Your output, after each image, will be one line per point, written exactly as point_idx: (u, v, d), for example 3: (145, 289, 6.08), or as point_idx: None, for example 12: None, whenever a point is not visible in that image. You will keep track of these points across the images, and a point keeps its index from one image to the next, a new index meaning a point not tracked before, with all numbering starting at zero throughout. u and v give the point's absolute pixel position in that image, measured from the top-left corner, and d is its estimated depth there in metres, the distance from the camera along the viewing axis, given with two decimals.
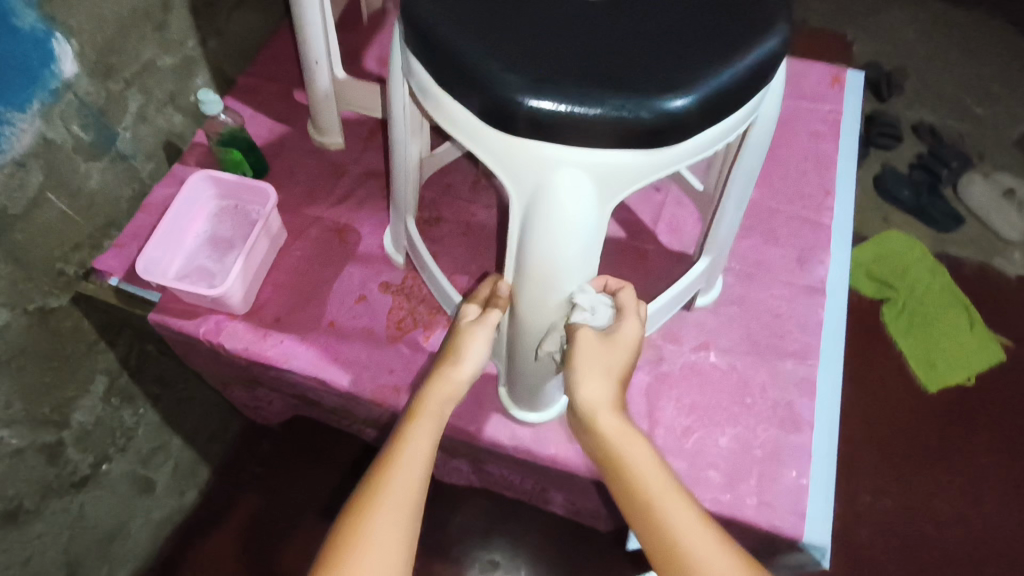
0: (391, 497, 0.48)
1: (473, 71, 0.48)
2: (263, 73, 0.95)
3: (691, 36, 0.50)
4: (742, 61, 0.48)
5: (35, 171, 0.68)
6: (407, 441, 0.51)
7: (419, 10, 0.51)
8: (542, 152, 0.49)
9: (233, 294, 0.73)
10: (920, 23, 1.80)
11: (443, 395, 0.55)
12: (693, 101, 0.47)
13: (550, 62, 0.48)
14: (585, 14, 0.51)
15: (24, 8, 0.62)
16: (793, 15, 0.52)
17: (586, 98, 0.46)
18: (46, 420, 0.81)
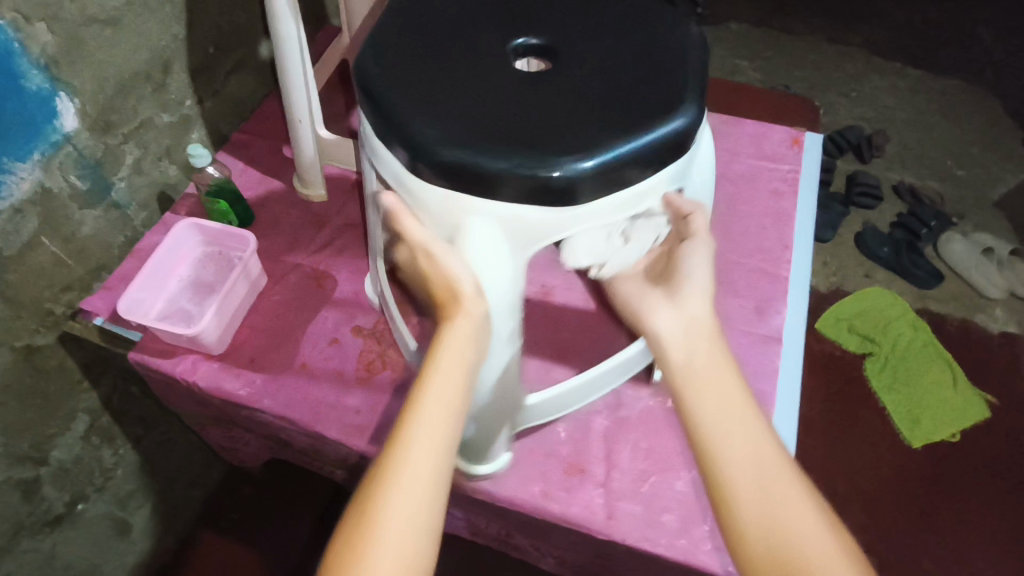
0: (400, 502, 0.44)
1: (397, 123, 0.57)
2: (257, 131, 1.02)
3: (603, 110, 0.58)
4: (643, 137, 0.56)
5: (32, 217, 0.73)
6: (432, 384, 0.49)
7: (373, 74, 0.60)
8: (458, 202, 0.57)
9: (210, 333, 0.76)
10: (900, 89, 1.88)
11: (459, 335, 0.52)
12: (588, 168, 0.54)
13: (467, 124, 0.56)
14: (517, 89, 0.59)
15: (32, 70, 0.68)
16: (704, 101, 0.60)
17: (495, 158, 0.54)
18: (24, 457, 0.83)
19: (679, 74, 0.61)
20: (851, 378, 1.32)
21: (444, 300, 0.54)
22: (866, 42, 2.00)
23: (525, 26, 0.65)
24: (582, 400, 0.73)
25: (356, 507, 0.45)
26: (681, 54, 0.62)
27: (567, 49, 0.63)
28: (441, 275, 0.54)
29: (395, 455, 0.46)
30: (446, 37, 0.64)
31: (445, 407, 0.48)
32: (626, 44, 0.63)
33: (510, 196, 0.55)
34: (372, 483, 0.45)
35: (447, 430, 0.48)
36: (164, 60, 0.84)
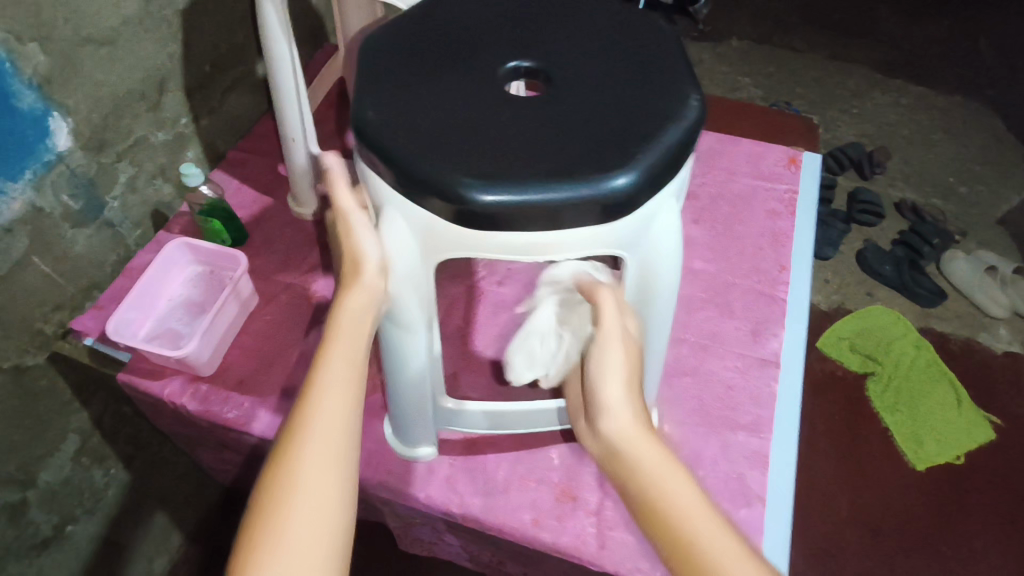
0: (309, 487, 0.41)
1: (356, 96, 0.53)
2: (253, 149, 1.02)
3: (554, 143, 0.49)
4: (574, 186, 0.47)
5: (22, 236, 0.73)
6: (323, 367, 0.46)
7: (366, 45, 0.56)
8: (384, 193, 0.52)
9: (198, 355, 0.75)
10: (901, 106, 1.87)
11: (353, 311, 0.49)
12: (491, 202, 0.47)
13: (405, 125, 0.50)
14: (481, 101, 0.52)
15: (24, 90, 0.68)
16: (673, 172, 0.50)
17: (402, 154, 0.48)
18: (12, 479, 0.82)
19: (657, 130, 0.50)
20: (853, 400, 1.30)
21: (343, 275, 0.51)
22: (867, 59, 1.99)
23: (525, 39, 0.57)
24: (524, 428, 0.71)
25: (261, 499, 0.42)
26: (672, 115, 0.51)
27: (569, 66, 0.55)
28: (347, 246, 0.51)
29: (296, 437, 0.43)
30: (446, 30, 0.58)
31: (347, 377, 0.46)
32: (631, 77, 0.54)
33: (420, 202, 0.49)
34: (276, 471, 0.42)
35: (349, 401, 0.45)
36: (159, 80, 0.84)
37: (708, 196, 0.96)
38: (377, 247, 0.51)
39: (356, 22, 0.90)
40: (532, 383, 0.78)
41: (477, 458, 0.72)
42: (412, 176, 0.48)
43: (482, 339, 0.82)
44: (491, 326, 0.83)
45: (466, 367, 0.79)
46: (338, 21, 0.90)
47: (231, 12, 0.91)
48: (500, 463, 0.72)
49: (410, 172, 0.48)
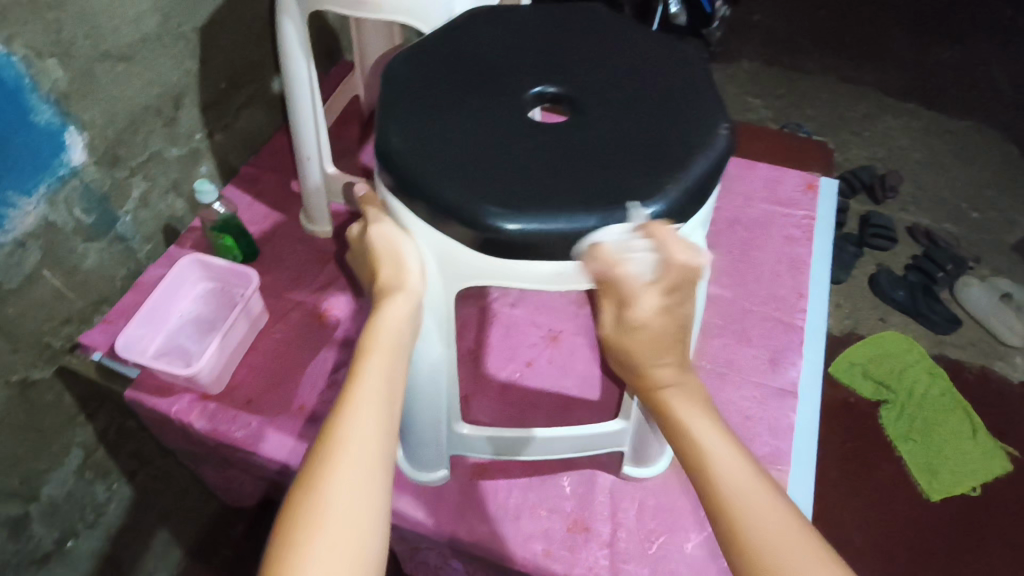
0: (344, 501, 0.40)
1: (380, 119, 0.52)
2: (266, 164, 1.02)
3: (585, 168, 0.48)
4: (598, 216, 0.46)
5: (34, 250, 0.73)
6: (362, 374, 0.46)
7: (390, 67, 0.56)
8: (405, 214, 0.52)
9: (207, 373, 0.74)
10: (914, 130, 1.87)
11: (393, 325, 0.49)
12: (518, 231, 0.46)
13: (430, 151, 0.49)
14: (506, 125, 0.51)
15: (41, 105, 0.68)
16: (702, 197, 0.49)
17: (432, 183, 0.48)
18: (14, 493, 0.81)
19: (684, 160, 0.49)
20: (867, 428, 1.27)
21: (381, 284, 0.51)
22: (880, 82, 1.99)
23: (549, 65, 0.56)
24: (542, 455, 0.69)
25: (290, 516, 0.39)
26: (700, 145, 0.50)
27: (594, 95, 0.54)
28: (385, 252, 0.52)
29: (332, 453, 0.41)
30: (471, 54, 0.57)
31: (382, 393, 0.45)
32: (658, 106, 0.53)
33: (443, 228, 0.49)
34: (309, 484, 0.40)
35: (385, 416, 0.44)
36: (176, 95, 0.84)
37: (723, 220, 0.95)
38: (415, 254, 0.52)
39: (373, 42, 0.90)
40: (543, 408, 0.77)
41: (488, 485, 0.71)
42: (440, 205, 0.47)
43: (492, 362, 0.80)
44: (502, 349, 0.81)
45: (478, 390, 0.78)
46: (355, 40, 0.90)
47: (248, 29, 0.92)
48: (511, 491, 0.70)
49: (437, 203, 0.48)
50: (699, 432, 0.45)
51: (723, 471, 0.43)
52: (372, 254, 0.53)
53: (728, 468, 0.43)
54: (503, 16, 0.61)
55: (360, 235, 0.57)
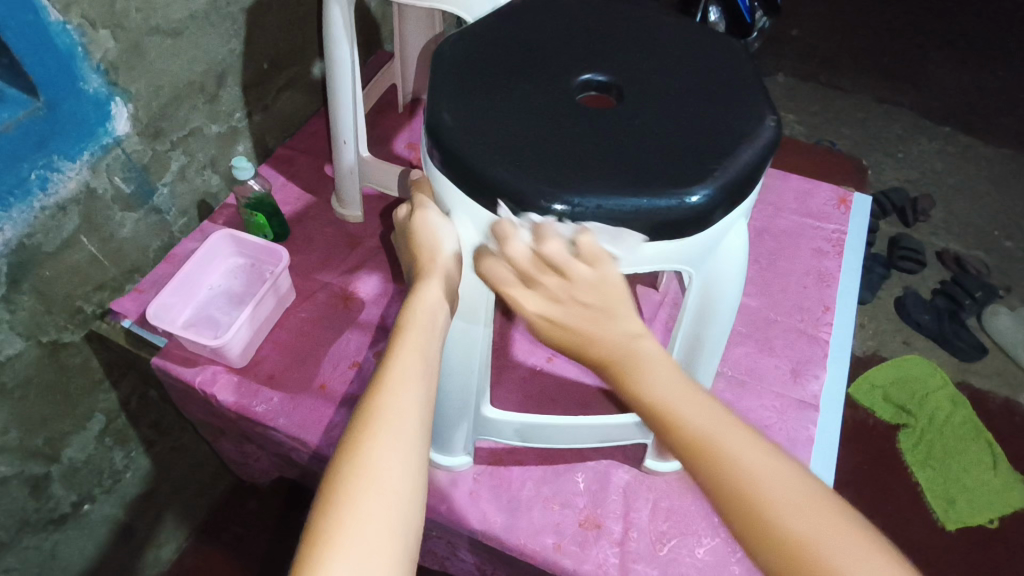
0: (382, 467, 0.42)
1: (431, 97, 0.52)
2: (300, 147, 1.03)
3: (632, 153, 0.48)
4: (650, 198, 0.46)
5: (74, 215, 0.74)
6: (397, 353, 0.47)
7: (442, 48, 0.56)
8: (453, 196, 0.52)
9: (233, 346, 0.76)
10: (948, 154, 1.83)
11: (431, 307, 0.50)
12: (567, 212, 0.46)
13: (482, 130, 0.49)
14: (553, 106, 0.51)
15: (91, 74, 0.70)
16: (747, 186, 0.49)
17: (482, 160, 0.48)
18: (38, 452, 0.83)
19: (733, 148, 0.49)
20: (883, 451, 1.25)
21: (419, 268, 0.52)
22: (916, 104, 1.96)
23: (594, 55, 0.56)
24: (566, 443, 0.69)
25: (332, 479, 0.41)
26: (748, 135, 0.50)
27: (641, 83, 0.54)
28: (428, 239, 0.52)
29: (370, 422, 0.43)
30: (519, 39, 0.57)
31: (417, 369, 0.47)
32: (703, 95, 0.53)
33: (493, 207, 0.49)
34: (351, 452, 0.42)
35: (421, 389, 0.46)
36: (219, 74, 0.86)
37: (752, 229, 0.94)
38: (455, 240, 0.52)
39: (414, 30, 0.91)
40: (561, 403, 0.77)
41: (502, 475, 0.71)
42: (489, 184, 0.47)
43: (514, 352, 0.81)
44: (526, 340, 0.82)
45: (497, 381, 0.78)
46: (396, 28, 0.91)
47: (293, 13, 0.93)
48: (525, 482, 0.70)
49: (486, 182, 0.47)
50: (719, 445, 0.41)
51: (762, 473, 0.39)
52: (415, 237, 0.53)
53: (778, 484, 0.39)
54: (548, 5, 0.61)
55: (404, 217, 0.56)
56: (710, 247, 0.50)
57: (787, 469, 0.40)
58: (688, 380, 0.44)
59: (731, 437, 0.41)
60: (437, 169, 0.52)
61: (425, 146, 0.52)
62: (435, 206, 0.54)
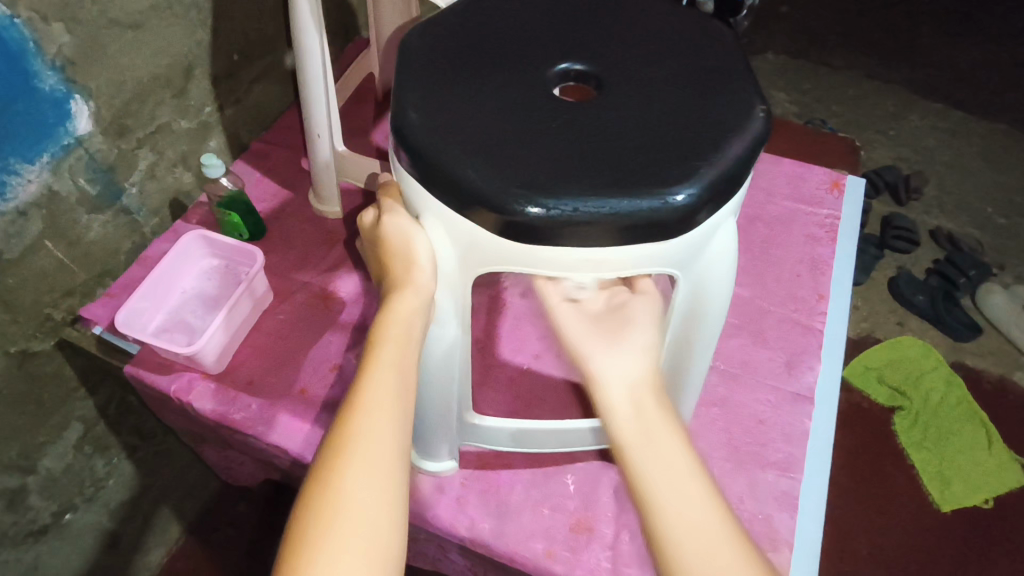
0: (358, 497, 0.41)
1: (399, 93, 0.49)
2: (276, 141, 1.00)
3: (614, 150, 0.45)
4: (631, 200, 0.43)
5: (36, 220, 0.71)
6: (373, 370, 0.47)
7: (412, 41, 0.52)
8: (421, 199, 0.48)
9: (208, 353, 0.73)
10: (941, 130, 1.81)
11: (406, 320, 0.49)
12: (543, 216, 0.43)
13: (452, 128, 0.46)
14: (530, 100, 0.48)
15: (46, 71, 0.66)
16: (735, 182, 0.46)
17: (454, 162, 0.44)
18: (12, 465, 0.80)
19: (719, 143, 0.46)
20: (878, 435, 1.25)
21: (392, 278, 0.50)
22: (908, 80, 1.93)
23: (575, 42, 0.53)
24: (555, 446, 0.68)
25: (307, 513, 0.41)
26: (735, 128, 0.47)
27: (623, 73, 0.51)
28: (399, 246, 0.50)
29: (345, 450, 0.43)
30: (493, 27, 0.54)
31: (394, 386, 0.46)
32: (690, 83, 0.50)
33: (467, 213, 0.45)
34: (326, 476, 0.42)
35: (397, 409, 0.46)
36: (186, 66, 0.82)
37: (744, 217, 0.92)
38: (426, 246, 0.49)
39: (389, 15, 0.87)
40: (549, 403, 0.74)
41: (490, 479, 0.69)
42: (460, 187, 0.44)
43: (501, 351, 0.78)
44: (513, 337, 0.79)
45: (483, 381, 0.76)
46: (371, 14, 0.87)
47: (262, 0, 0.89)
48: (514, 487, 0.68)
49: (459, 184, 0.44)
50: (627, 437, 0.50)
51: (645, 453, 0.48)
52: (386, 244, 0.51)
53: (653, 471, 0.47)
54: None
55: (374, 222, 0.54)
56: (697, 246, 0.47)
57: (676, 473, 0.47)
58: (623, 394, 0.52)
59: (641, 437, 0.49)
60: (405, 172, 0.48)
61: (392, 148, 0.49)
62: (404, 210, 0.51)
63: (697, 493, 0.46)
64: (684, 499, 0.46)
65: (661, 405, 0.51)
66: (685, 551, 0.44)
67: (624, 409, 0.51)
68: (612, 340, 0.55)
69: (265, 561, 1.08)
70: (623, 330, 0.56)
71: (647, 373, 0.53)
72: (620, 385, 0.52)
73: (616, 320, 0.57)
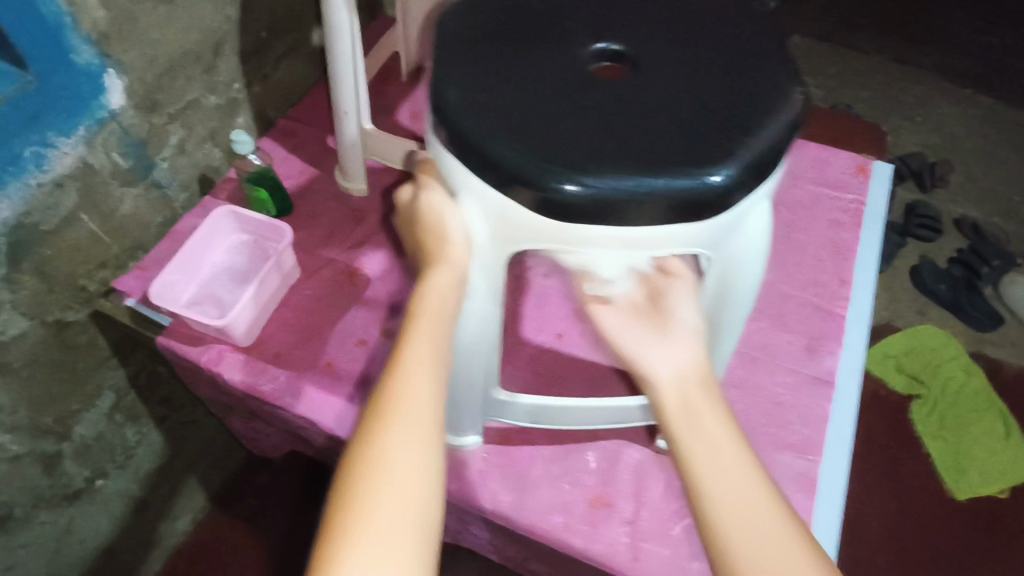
0: (399, 462, 0.43)
1: (436, 70, 0.49)
2: (302, 118, 1.01)
3: (651, 130, 0.45)
4: (666, 179, 0.43)
5: (71, 192, 0.73)
6: (411, 341, 0.48)
7: (449, 19, 0.53)
8: (457, 177, 0.49)
9: (238, 325, 0.74)
10: (969, 116, 1.77)
11: (443, 293, 0.49)
12: (579, 194, 0.43)
13: (490, 106, 0.47)
14: (566, 79, 0.48)
15: (82, 45, 0.67)
16: (770, 163, 0.46)
17: (492, 139, 0.45)
18: (48, 431, 0.83)
19: (756, 124, 0.46)
20: (893, 422, 1.25)
21: (426, 253, 0.51)
22: (936, 65, 1.89)
23: (609, 21, 0.53)
24: (577, 423, 0.69)
25: (350, 474, 0.43)
26: (770, 110, 0.47)
27: (657, 52, 0.51)
28: (433, 222, 0.50)
29: (386, 416, 0.45)
30: (527, 5, 0.54)
31: (431, 358, 0.47)
32: (728, 65, 0.50)
33: (504, 190, 0.46)
34: (367, 441, 0.44)
35: (435, 378, 0.47)
36: (215, 42, 0.82)
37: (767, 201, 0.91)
38: (461, 224, 0.50)
39: None
40: (570, 381, 0.75)
41: (512, 454, 0.70)
42: (498, 164, 0.45)
43: (523, 330, 0.79)
44: (535, 316, 0.80)
45: (505, 359, 0.77)
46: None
47: None
48: (534, 462, 0.70)
49: (496, 161, 0.45)
50: (691, 429, 0.48)
51: (705, 445, 0.47)
52: (420, 220, 0.51)
53: (720, 469, 0.46)
54: None
55: (410, 199, 0.54)
56: (729, 226, 0.48)
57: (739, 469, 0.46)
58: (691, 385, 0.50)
59: (706, 429, 0.48)
60: (441, 149, 0.49)
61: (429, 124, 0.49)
62: (439, 187, 0.51)
63: (745, 478, 0.46)
64: (739, 492, 0.45)
65: (711, 391, 0.50)
66: (734, 531, 0.44)
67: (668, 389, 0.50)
68: (658, 330, 0.53)
69: (288, 530, 1.12)
70: (665, 318, 0.53)
71: (693, 363, 0.51)
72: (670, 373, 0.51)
73: (651, 307, 0.54)
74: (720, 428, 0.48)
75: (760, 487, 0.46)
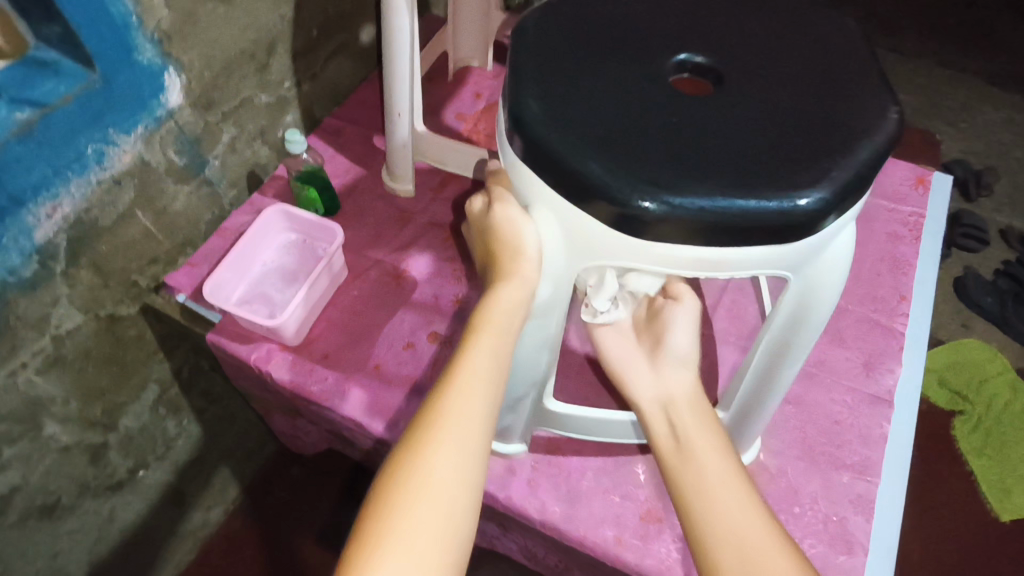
0: (442, 472, 0.43)
1: (515, 79, 0.48)
2: (348, 117, 1.01)
3: (740, 148, 0.44)
4: (756, 200, 0.42)
5: (128, 188, 0.73)
6: (470, 356, 0.48)
7: (528, 27, 0.52)
8: (534, 188, 0.48)
9: (289, 326, 0.75)
10: (1018, 124, 1.72)
11: (508, 310, 0.49)
12: (664, 212, 0.42)
13: (573, 118, 0.46)
14: (650, 92, 0.47)
15: (145, 44, 0.67)
16: (861, 187, 0.44)
17: (575, 152, 0.44)
18: (96, 422, 0.84)
19: (850, 145, 0.44)
20: (937, 438, 1.21)
21: (497, 266, 0.50)
22: (984, 70, 1.83)
23: (686, 31, 0.52)
24: (630, 436, 0.68)
25: (392, 477, 0.43)
26: (865, 133, 0.45)
27: (744, 65, 0.49)
28: (506, 235, 0.49)
29: (434, 425, 0.44)
30: (604, 13, 0.53)
31: (489, 375, 0.47)
32: (818, 83, 0.48)
33: (583, 205, 0.45)
34: (412, 448, 0.44)
35: (488, 397, 0.47)
36: (269, 41, 0.83)
37: None
38: (535, 236, 0.48)
39: None
40: (620, 392, 0.74)
41: (561, 464, 0.69)
42: (580, 178, 0.44)
43: (571, 339, 0.78)
44: (583, 325, 0.79)
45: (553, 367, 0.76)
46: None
47: None
48: (584, 473, 0.69)
49: (578, 175, 0.44)
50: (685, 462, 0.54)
51: (706, 474, 0.53)
52: (494, 231, 0.50)
53: (720, 493, 0.52)
54: None
55: (482, 209, 0.53)
56: (814, 250, 0.46)
57: (733, 494, 0.51)
58: (688, 417, 0.57)
59: (705, 460, 0.54)
60: (517, 158, 0.48)
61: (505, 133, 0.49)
62: (513, 199, 0.50)
63: (740, 504, 0.51)
64: (734, 514, 0.50)
65: (705, 420, 0.57)
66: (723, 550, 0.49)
67: (654, 418, 0.58)
68: (653, 361, 0.61)
69: (321, 525, 1.13)
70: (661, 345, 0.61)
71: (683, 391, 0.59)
72: (654, 401, 0.59)
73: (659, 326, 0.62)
74: (717, 459, 0.53)
75: (767, 532, 0.50)
